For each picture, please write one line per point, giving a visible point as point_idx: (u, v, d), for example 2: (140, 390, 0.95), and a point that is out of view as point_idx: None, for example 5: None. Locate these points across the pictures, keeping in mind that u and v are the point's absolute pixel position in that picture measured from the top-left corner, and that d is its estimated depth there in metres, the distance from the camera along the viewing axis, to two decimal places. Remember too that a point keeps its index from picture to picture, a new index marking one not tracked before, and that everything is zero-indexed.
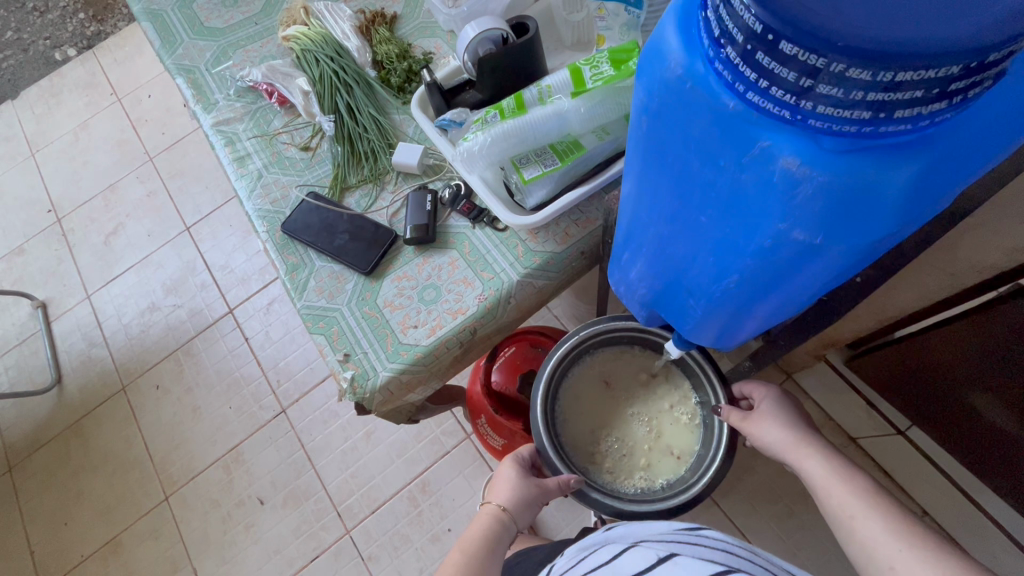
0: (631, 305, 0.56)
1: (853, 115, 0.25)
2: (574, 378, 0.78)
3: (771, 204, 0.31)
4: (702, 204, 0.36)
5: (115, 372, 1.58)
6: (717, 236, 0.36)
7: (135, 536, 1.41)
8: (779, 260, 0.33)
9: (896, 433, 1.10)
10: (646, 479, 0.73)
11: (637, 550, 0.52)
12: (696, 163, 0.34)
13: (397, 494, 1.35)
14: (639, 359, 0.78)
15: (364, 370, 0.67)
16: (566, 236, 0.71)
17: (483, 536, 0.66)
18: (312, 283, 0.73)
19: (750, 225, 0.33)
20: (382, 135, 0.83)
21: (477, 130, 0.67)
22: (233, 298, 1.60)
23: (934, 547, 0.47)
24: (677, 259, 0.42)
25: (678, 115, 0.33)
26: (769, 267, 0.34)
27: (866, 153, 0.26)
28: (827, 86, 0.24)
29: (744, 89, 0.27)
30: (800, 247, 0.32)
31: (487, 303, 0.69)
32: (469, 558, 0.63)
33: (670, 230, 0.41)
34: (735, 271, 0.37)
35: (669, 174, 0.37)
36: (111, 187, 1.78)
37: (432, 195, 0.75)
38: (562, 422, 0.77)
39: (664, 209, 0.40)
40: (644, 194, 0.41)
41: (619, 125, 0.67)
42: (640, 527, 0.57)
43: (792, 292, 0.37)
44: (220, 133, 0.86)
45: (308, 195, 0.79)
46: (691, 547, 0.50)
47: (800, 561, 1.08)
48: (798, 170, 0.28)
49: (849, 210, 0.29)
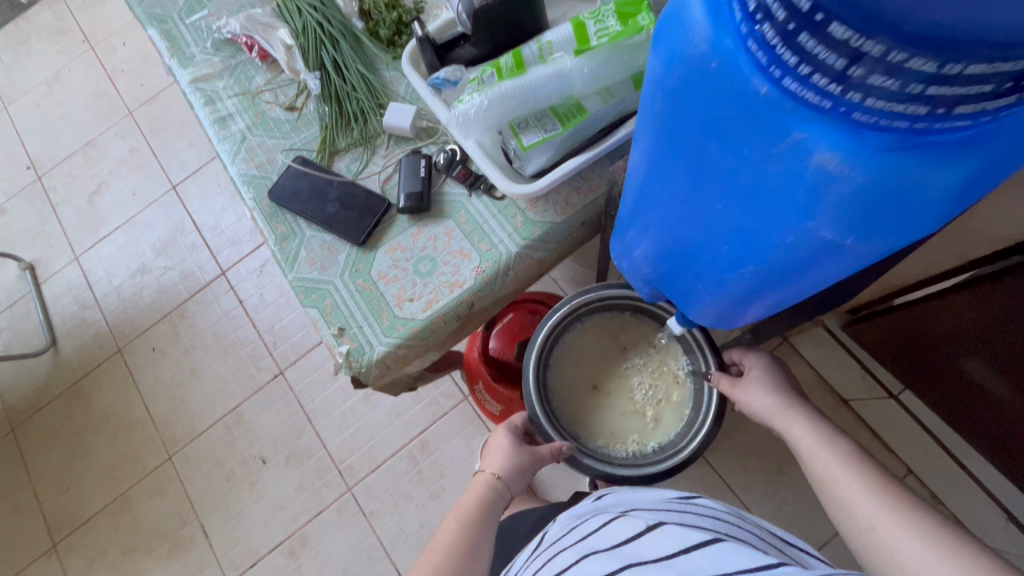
0: (633, 283, 0.54)
1: (906, 110, 0.22)
2: (567, 346, 0.76)
3: (800, 198, 0.29)
4: (721, 190, 0.33)
5: (110, 334, 1.57)
6: (737, 226, 0.34)
7: (142, 492, 1.44)
8: (803, 257, 0.32)
9: (888, 397, 1.12)
10: (636, 441, 0.73)
11: (626, 518, 0.52)
12: (717, 148, 0.31)
13: (396, 453, 1.38)
14: (631, 325, 0.77)
15: (359, 344, 0.66)
16: (566, 205, 0.68)
17: (476, 502, 0.65)
18: (303, 254, 0.71)
19: (773, 216, 0.31)
20: (372, 94, 0.78)
21: (473, 91, 0.63)
22: (225, 260, 1.57)
23: (913, 511, 0.48)
24: (687, 242, 0.40)
25: (698, 94, 0.30)
26: (790, 262, 0.33)
27: (914, 151, 0.24)
28: (879, 76, 0.21)
29: (780, 75, 0.24)
30: (826, 245, 0.30)
31: (485, 275, 0.67)
32: (463, 522, 0.62)
33: (682, 212, 0.38)
34: (751, 262, 0.35)
35: (684, 156, 0.34)
36: (91, 143, 1.70)
37: (426, 160, 0.72)
38: (555, 389, 0.75)
39: (677, 193, 0.37)
40: (654, 174, 0.38)
41: (625, 87, 0.63)
42: (629, 496, 0.57)
43: (809, 286, 0.35)
44: (198, 91, 0.81)
45: (295, 160, 0.75)
46: (680, 514, 0.51)
47: (785, 514, 1.13)
48: (836, 167, 0.26)
49: (887, 209, 0.27)
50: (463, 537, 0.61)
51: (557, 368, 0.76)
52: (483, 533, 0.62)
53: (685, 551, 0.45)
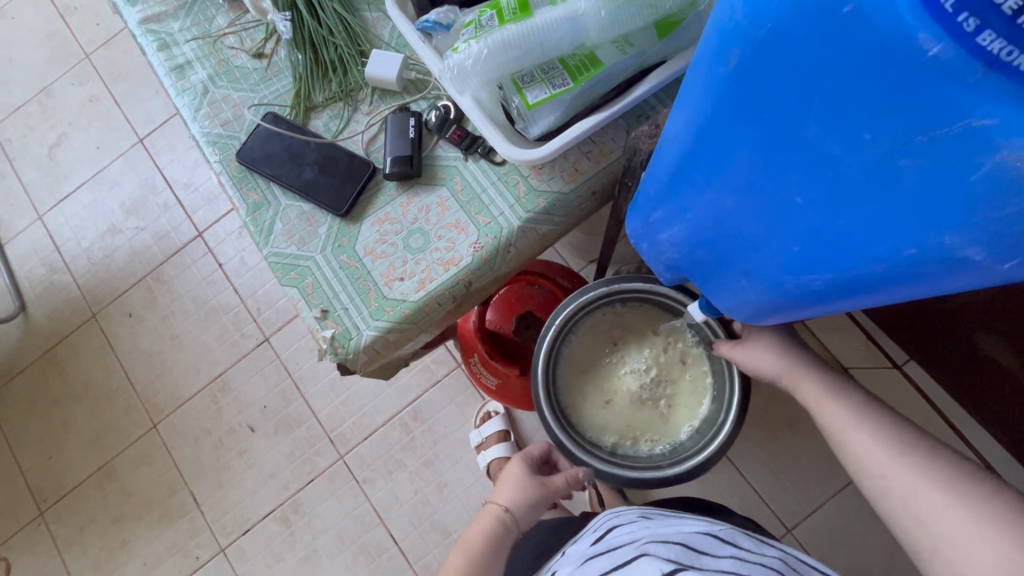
0: (653, 266, 0.48)
1: None
2: (570, 361, 0.72)
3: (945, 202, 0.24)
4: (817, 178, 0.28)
5: (83, 299, 1.48)
6: (827, 224, 0.29)
7: (128, 461, 1.41)
8: (920, 268, 0.27)
9: (892, 366, 1.09)
10: (669, 433, 0.70)
11: (642, 555, 0.48)
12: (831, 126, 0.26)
13: (388, 421, 1.35)
14: (626, 318, 0.72)
15: (345, 328, 0.59)
16: (575, 172, 0.60)
17: (484, 536, 0.63)
18: (278, 226, 0.63)
19: (887, 216, 0.26)
20: (352, 40, 0.68)
21: (471, 37, 0.54)
22: (201, 220, 1.47)
23: None
24: (749, 233, 0.35)
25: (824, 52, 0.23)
26: (895, 271, 0.28)
27: None
28: None
29: (980, 24, 0.18)
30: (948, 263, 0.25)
31: (483, 252, 0.60)
32: (473, 563, 0.60)
33: (747, 198, 0.33)
34: (836, 266, 0.30)
35: (770, 135, 0.28)
36: (46, 90, 1.56)
37: (416, 118, 0.63)
38: (573, 413, 0.71)
39: (748, 176, 0.32)
40: (712, 150, 0.32)
41: (646, 35, 0.54)
42: (644, 529, 0.53)
43: (892, 297, 0.31)
44: (150, 33, 0.70)
45: (266, 117, 0.66)
46: (698, 556, 0.47)
47: (780, 481, 1.13)
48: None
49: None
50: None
51: (567, 390, 0.72)
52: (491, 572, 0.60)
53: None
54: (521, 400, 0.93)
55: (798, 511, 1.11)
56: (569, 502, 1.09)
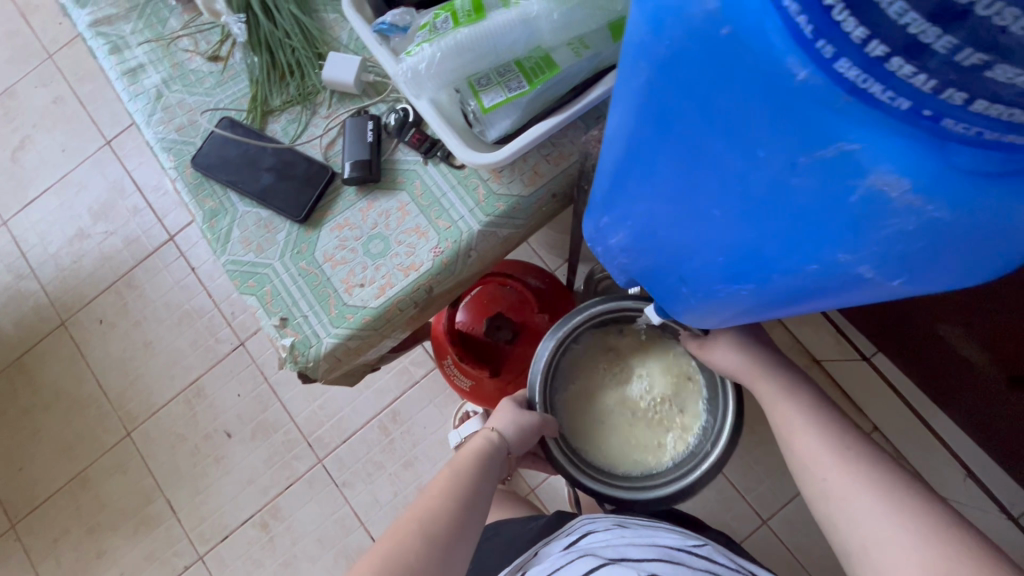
0: (609, 270, 0.48)
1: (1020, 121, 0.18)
2: (574, 423, 0.72)
3: (837, 223, 0.25)
4: (723, 200, 0.29)
5: (51, 306, 1.45)
6: (738, 241, 0.30)
7: (102, 470, 1.38)
8: (827, 282, 0.28)
9: (861, 359, 1.10)
10: (693, 420, 0.70)
11: (617, 567, 0.47)
12: (729, 153, 0.27)
13: (367, 424, 1.34)
14: (592, 352, 0.72)
15: (304, 336, 0.59)
16: (535, 175, 0.60)
17: (476, 454, 0.63)
18: (235, 233, 0.62)
19: (790, 235, 0.27)
20: (309, 42, 0.66)
21: (424, 40, 0.54)
22: (172, 224, 1.44)
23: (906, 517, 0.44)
24: (676, 247, 0.36)
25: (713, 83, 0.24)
26: (810, 286, 0.29)
27: (1003, 181, 0.20)
28: (1007, 71, 0.17)
29: (835, 53, 0.19)
30: (851, 278, 0.27)
31: (443, 258, 0.60)
32: (462, 475, 0.60)
33: (668, 213, 0.34)
34: (755, 280, 0.32)
35: (680, 159, 0.29)
36: (8, 92, 1.51)
37: (374, 122, 0.63)
38: (606, 460, 0.70)
39: (663, 191, 0.33)
40: (633, 168, 0.33)
41: (601, 37, 0.55)
42: (621, 537, 0.53)
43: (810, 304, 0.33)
44: (101, 36, 0.68)
45: (221, 122, 0.64)
46: (673, 569, 0.48)
47: (756, 474, 1.14)
48: (902, 196, 0.22)
49: (940, 250, 0.24)
50: (460, 484, 0.59)
51: (585, 445, 0.71)
52: (481, 485, 0.60)
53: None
54: (494, 400, 0.94)
55: (772, 503, 1.13)
56: (549, 500, 1.10)
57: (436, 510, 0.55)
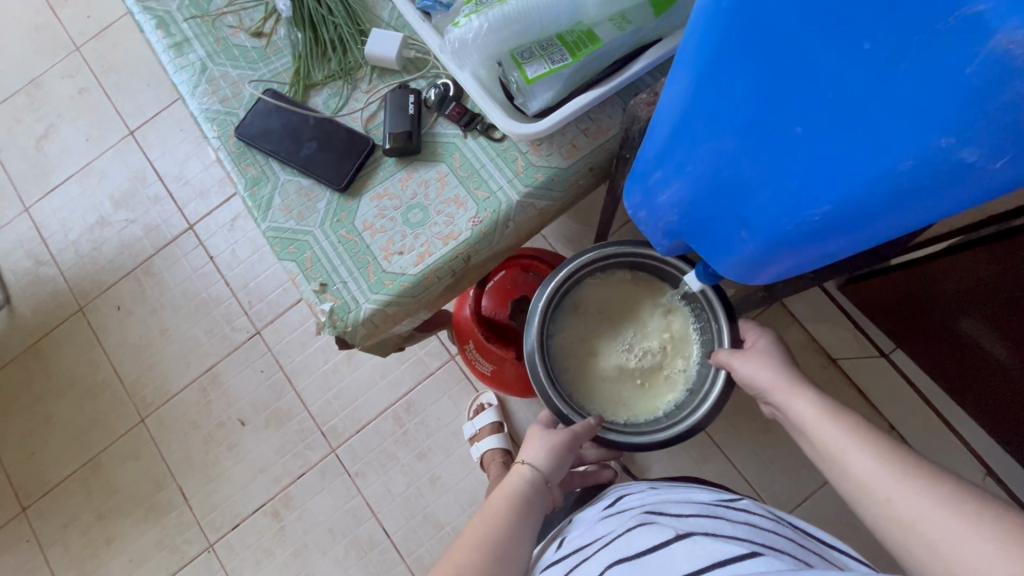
0: (651, 235, 0.50)
1: None
2: (608, 407, 0.71)
3: (938, 105, 0.26)
4: (810, 108, 0.30)
5: (69, 292, 1.46)
6: (820, 148, 0.31)
7: (115, 456, 1.38)
8: (923, 178, 0.28)
9: (878, 355, 1.11)
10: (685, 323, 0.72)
11: (651, 523, 0.47)
12: (824, 48, 0.28)
13: (381, 414, 1.34)
14: (567, 344, 0.73)
15: (344, 301, 0.59)
16: (573, 148, 0.61)
17: (517, 487, 0.60)
18: (277, 200, 0.63)
19: (885, 129, 0.28)
20: (351, 19, 0.68)
21: (471, 12, 0.55)
22: (192, 213, 1.45)
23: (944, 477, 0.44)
24: (743, 179, 0.36)
25: None
26: (896, 190, 0.30)
27: None
28: None
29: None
30: (944, 172, 0.27)
31: (482, 227, 0.61)
32: (505, 510, 0.56)
33: (741, 142, 0.35)
34: (831, 199, 0.32)
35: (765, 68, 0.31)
36: (34, 82, 1.54)
37: (415, 96, 0.64)
38: (661, 405, 0.71)
39: (736, 118, 0.34)
40: (708, 98, 0.34)
41: (642, 12, 0.56)
42: (657, 497, 0.53)
43: (885, 229, 0.33)
44: (147, 11, 0.70)
45: (265, 93, 0.66)
46: (710, 525, 0.46)
47: (773, 470, 1.14)
48: (1012, 44, 0.22)
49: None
50: (502, 521, 0.55)
51: (637, 412, 0.71)
52: (526, 515, 0.57)
53: (716, 566, 0.39)
54: (515, 386, 0.95)
55: (788, 501, 1.12)
56: None
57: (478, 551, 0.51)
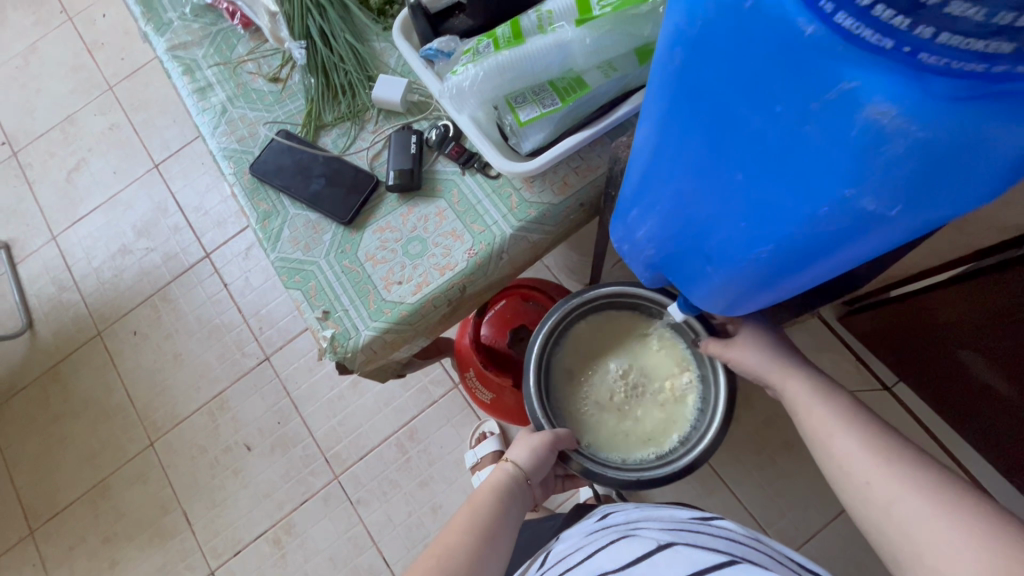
0: (635, 267, 0.52)
1: (987, 47, 0.20)
2: (658, 439, 0.71)
3: (841, 164, 0.27)
4: (743, 161, 0.32)
5: (89, 317, 1.52)
6: (756, 197, 0.33)
7: (123, 479, 1.40)
8: (839, 223, 0.30)
9: (883, 388, 1.10)
10: (647, 330, 0.74)
11: (634, 537, 0.48)
12: (743, 110, 0.30)
13: (385, 441, 1.35)
14: (582, 420, 0.74)
15: (344, 328, 0.62)
16: (564, 185, 0.65)
17: (496, 488, 0.63)
18: (286, 232, 0.67)
19: (800, 183, 0.30)
20: (361, 66, 0.74)
21: (468, 62, 0.60)
22: (209, 242, 1.51)
23: None
24: (699, 219, 0.39)
25: (728, 44, 0.28)
26: (822, 234, 0.31)
27: (981, 102, 0.22)
28: (962, 4, 0.19)
29: (835, 8, 0.22)
30: (863, 217, 0.29)
31: (477, 258, 0.64)
32: (484, 510, 0.60)
33: (694, 186, 0.37)
34: (770, 241, 0.34)
35: (703, 124, 0.33)
36: (69, 119, 1.64)
37: (417, 136, 0.68)
38: (683, 402, 0.72)
39: (690, 165, 0.36)
40: (665, 147, 0.37)
41: (628, 61, 0.60)
42: (642, 513, 0.54)
43: (831, 265, 0.35)
44: (175, 59, 0.76)
45: (279, 133, 0.71)
46: (692, 538, 0.47)
47: (778, 505, 1.12)
48: (891, 120, 0.24)
49: (938, 173, 0.25)
50: (483, 518, 0.59)
51: (672, 424, 0.71)
52: (505, 517, 0.60)
53: None
54: (513, 412, 0.97)
55: (794, 538, 1.10)
56: None
57: (455, 548, 0.55)
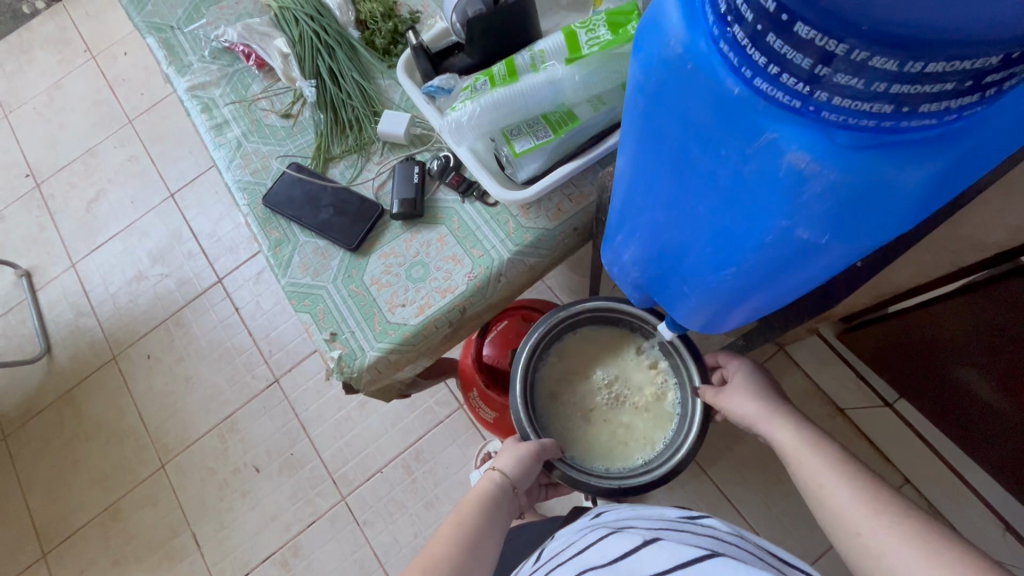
0: (624, 289, 0.55)
1: (873, 108, 0.23)
2: (642, 447, 0.74)
3: (775, 201, 0.30)
4: (700, 194, 0.35)
5: (105, 342, 1.56)
6: (714, 227, 0.36)
7: (134, 501, 1.43)
8: (784, 251, 0.33)
9: (884, 405, 1.10)
10: (624, 341, 0.78)
11: (623, 533, 0.52)
12: (695, 151, 0.33)
13: (391, 462, 1.37)
14: (569, 432, 0.76)
15: (351, 349, 0.66)
16: (558, 212, 0.68)
17: (483, 497, 0.65)
18: (296, 259, 0.71)
19: (747, 215, 0.33)
20: (367, 102, 0.78)
21: (467, 99, 0.64)
22: (221, 268, 1.56)
23: (903, 516, 0.45)
24: (672, 245, 0.42)
25: (678, 96, 0.31)
26: (772, 260, 0.34)
27: (883, 149, 0.25)
28: (844, 75, 0.23)
29: (752, 75, 0.26)
30: (803, 245, 0.31)
31: (476, 281, 0.67)
32: (470, 520, 0.62)
33: (664, 215, 0.40)
34: (731, 265, 0.37)
35: (666, 161, 0.36)
36: (90, 151, 1.71)
37: (420, 167, 0.72)
38: (664, 407, 0.75)
39: (659, 197, 0.39)
40: (638, 179, 0.41)
41: (615, 95, 0.64)
42: (631, 513, 0.58)
43: (789, 288, 0.37)
44: (195, 98, 0.81)
45: (290, 166, 0.75)
46: (677, 535, 0.51)
47: (782, 525, 1.12)
48: (808, 166, 0.27)
49: (858, 209, 0.28)
50: (468, 529, 0.61)
51: (656, 429, 0.74)
52: (490, 526, 0.62)
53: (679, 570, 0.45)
54: (516, 430, 0.99)
55: (801, 559, 1.10)
56: None
57: (439, 559, 0.57)
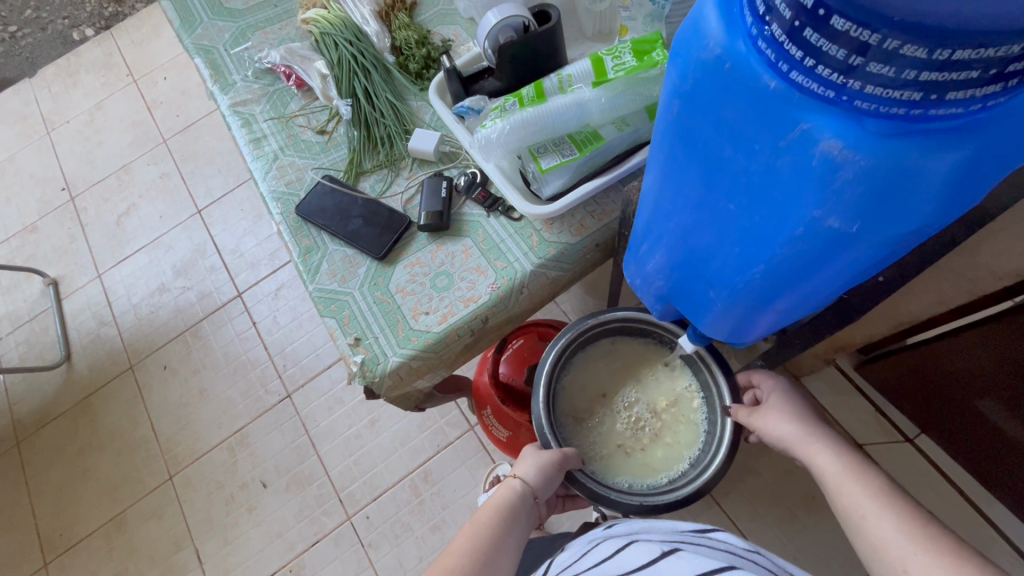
0: (646, 300, 0.57)
1: (903, 96, 0.25)
2: (666, 466, 0.73)
3: (807, 192, 0.32)
4: (730, 192, 0.37)
5: (123, 351, 1.59)
6: (745, 224, 0.37)
7: (139, 513, 1.42)
8: (814, 244, 0.34)
9: (905, 441, 1.07)
10: (648, 356, 0.78)
11: (640, 545, 0.53)
12: (727, 149, 0.35)
13: (399, 482, 1.35)
14: (591, 447, 0.76)
15: (374, 354, 0.67)
16: (581, 227, 0.70)
17: (501, 506, 0.65)
18: (324, 266, 0.73)
19: (779, 209, 0.34)
20: (399, 121, 0.82)
21: (496, 117, 0.67)
22: (242, 282, 1.60)
23: (950, 553, 0.45)
24: (700, 248, 0.43)
25: (713, 97, 0.33)
26: (800, 253, 0.35)
27: (911, 138, 0.27)
28: (877, 64, 0.25)
29: (788, 68, 0.28)
30: (832, 236, 0.33)
31: (499, 292, 0.69)
32: (485, 531, 0.61)
33: (693, 218, 0.42)
34: (761, 262, 0.38)
35: (696, 161, 0.38)
36: (125, 167, 1.78)
37: (447, 182, 0.75)
38: (690, 424, 0.75)
39: (688, 199, 0.41)
40: (668, 184, 0.42)
41: (640, 117, 0.67)
42: (644, 524, 0.58)
43: (817, 287, 0.38)
44: (236, 114, 0.85)
45: (324, 178, 0.79)
46: (694, 548, 0.51)
47: (802, 564, 1.08)
48: (840, 152, 0.29)
49: (887, 198, 0.29)
50: (484, 542, 0.60)
51: (682, 447, 0.74)
52: (506, 538, 0.62)
53: None
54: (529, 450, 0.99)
55: None
56: None
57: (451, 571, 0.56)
